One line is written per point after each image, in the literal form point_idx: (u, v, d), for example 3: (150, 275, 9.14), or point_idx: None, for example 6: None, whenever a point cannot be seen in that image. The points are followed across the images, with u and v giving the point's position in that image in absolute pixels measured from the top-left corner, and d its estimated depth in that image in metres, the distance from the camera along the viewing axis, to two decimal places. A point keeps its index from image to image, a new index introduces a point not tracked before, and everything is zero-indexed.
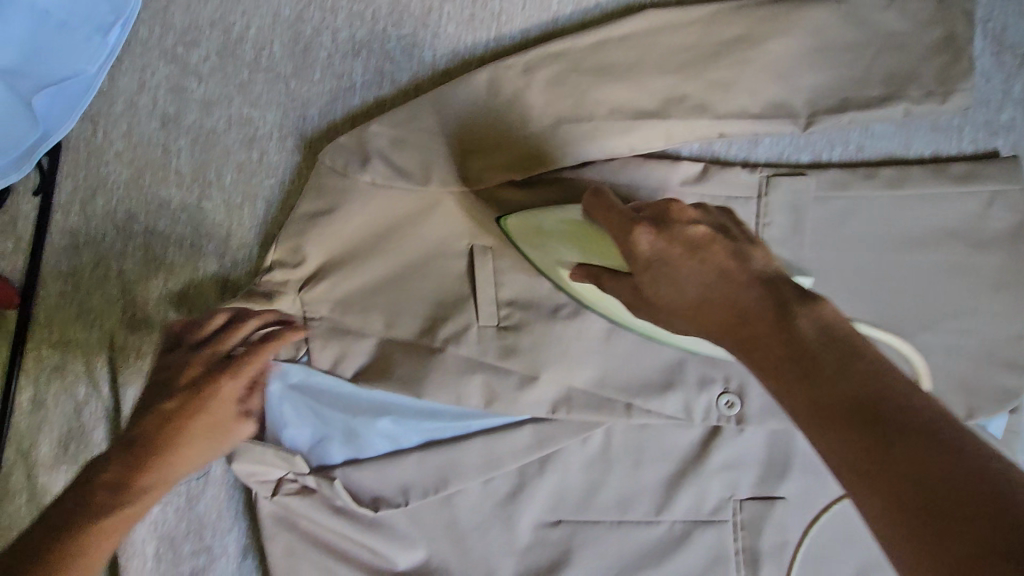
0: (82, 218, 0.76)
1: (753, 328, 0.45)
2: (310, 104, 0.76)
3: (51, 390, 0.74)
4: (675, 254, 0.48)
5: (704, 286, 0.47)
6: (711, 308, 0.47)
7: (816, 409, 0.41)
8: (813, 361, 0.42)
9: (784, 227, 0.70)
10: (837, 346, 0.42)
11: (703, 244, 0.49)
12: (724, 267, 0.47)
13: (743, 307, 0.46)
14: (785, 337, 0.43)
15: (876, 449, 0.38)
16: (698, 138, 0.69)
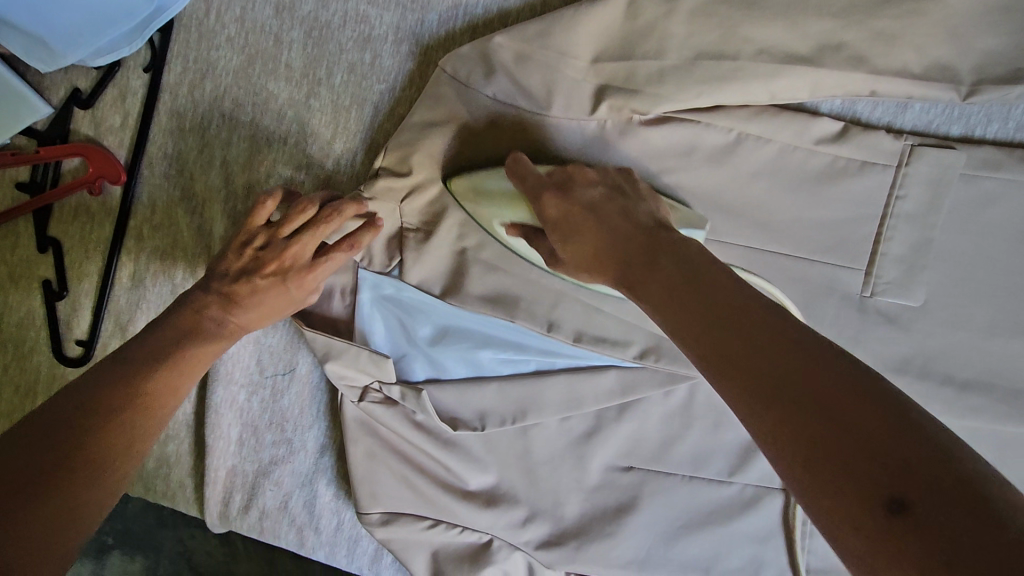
0: (190, 103, 0.75)
1: (687, 301, 0.43)
2: (431, 7, 0.71)
3: (152, 270, 0.77)
4: (576, 210, 0.54)
5: (671, 265, 0.46)
6: (666, 272, 0.46)
7: (738, 383, 0.38)
8: (732, 331, 0.40)
9: (920, 202, 0.66)
10: (732, 303, 0.42)
11: (598, 203, 0.54)
12: (617, 222, 0.52)
13: (683, 265, 0.46)
14: (689, 282, 0.45)
15: (788, 410, 0.35)
16: (847, 92, 0.64)
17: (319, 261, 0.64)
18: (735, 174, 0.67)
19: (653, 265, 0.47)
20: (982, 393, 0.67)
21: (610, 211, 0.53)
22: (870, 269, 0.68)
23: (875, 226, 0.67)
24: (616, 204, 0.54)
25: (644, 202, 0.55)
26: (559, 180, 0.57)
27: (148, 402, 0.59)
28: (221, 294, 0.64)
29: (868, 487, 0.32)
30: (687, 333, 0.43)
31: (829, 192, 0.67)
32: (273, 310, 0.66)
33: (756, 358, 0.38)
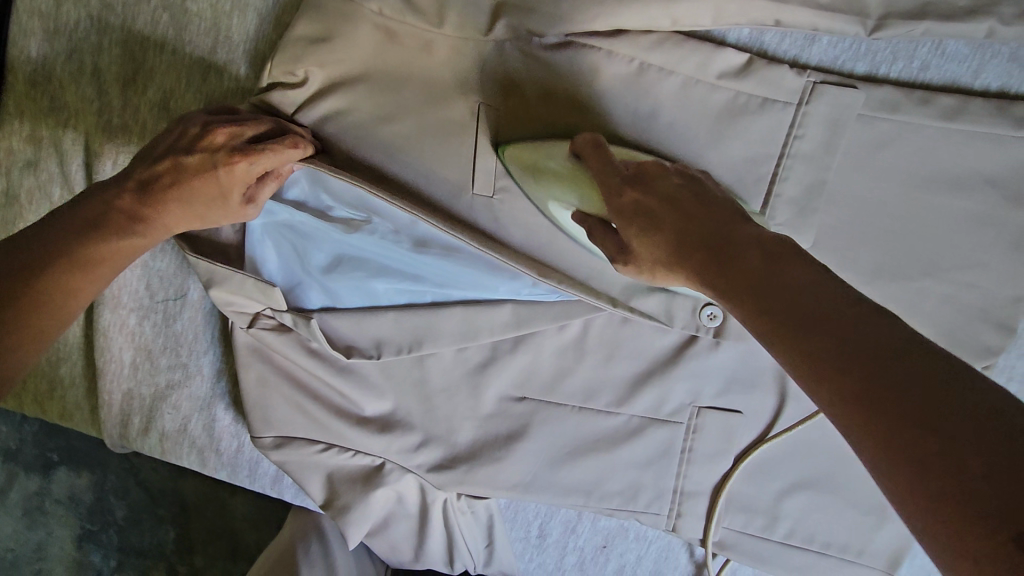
0: (52, 0, 0.68)
1: (744, 275, 0.41)
2: None
3: (26, 187, 0.72)
4: (680, 214, 0.46)
5: (739, 237, 0.43)
6: (741, 260, 0.41)
7: (791, 345, 0.37)
8: (800, 300, 0.37)
9: (817, 142, 0.65)
10: (798, 291, 0.38)
11: (676, 194, 0.48)
12: (722, 209, 0.46)
13: (734, 238, 0.43)
14: (756, 268, 0.40)
15: (893, 431, 0.32)
16: (755, 20, 0.61)
17: (255, 148, 0.57)
18: (635, 106, 0.65)
19: (710, 238, 0.44)
20: None
21: (693, 204, 0.47)
22: (764, 210, 0.67)
23: (772, 165, 0.66)
24: (614, 167, 0.52)
25: (724, 192, 0.49)
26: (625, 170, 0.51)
27: (42, 310, 0.59)
28: (141, 182, 0.59)
29: (930, 452, 0.30)
30: (745, 303, 0.40)
31: (727, 130, 0.65)
32: (199, 208, 0.60)
33: (813, 329, 0.36)
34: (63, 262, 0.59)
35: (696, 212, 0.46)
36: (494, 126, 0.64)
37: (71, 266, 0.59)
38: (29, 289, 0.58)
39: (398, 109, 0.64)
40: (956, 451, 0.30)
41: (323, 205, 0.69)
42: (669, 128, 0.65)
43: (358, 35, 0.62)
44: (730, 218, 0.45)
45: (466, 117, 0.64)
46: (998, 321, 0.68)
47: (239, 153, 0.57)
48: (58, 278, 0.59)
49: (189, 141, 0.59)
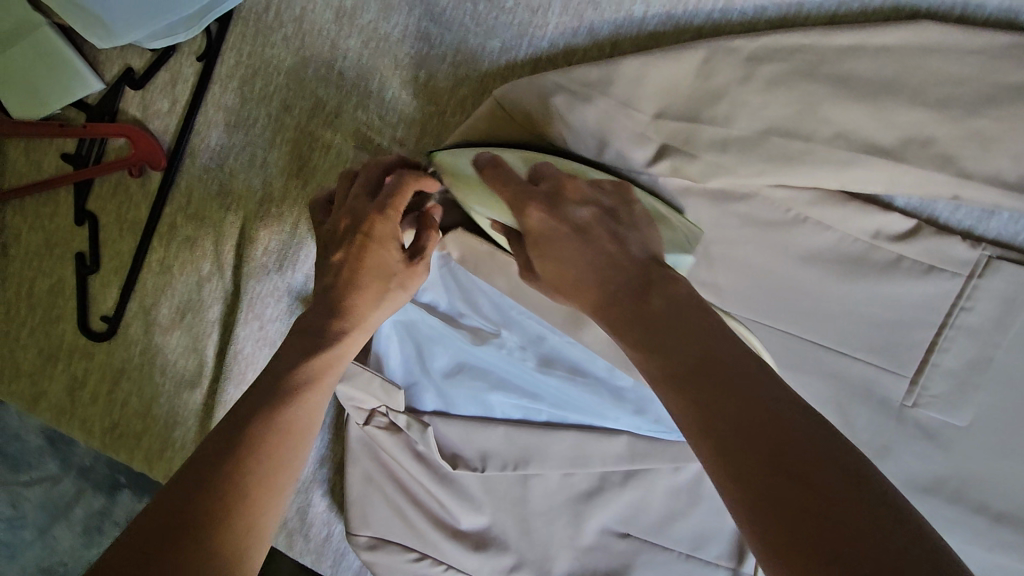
0: (238, 97, 0.74)
1: (667, 321, 0.42)
2: (494, 33, 0.68)
3: (180, 258, 0.77)
4: (623, 296, 0.46)
5: (661, 318, 0.43)
6: (647, 305, 0.44)
7: (696, 422, 0.37)
8: (728, 402, 0.36)
9: (985, 317, 0.61)
10: (710, 342, 0.40)
11: (586, 222, 0.51)
12: (603, 248, 0.49)
13: (664, 284, 0.45)
14: (652, 318, 0.43)
15: (772, 506, 0.32)
16: (935, 189, 0.58)
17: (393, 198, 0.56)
18: (787, 255, 0.63)
19: (591, 256, 0.49)
20: (1017, 530, 0.62)
21: (598, 232, 0.50)
22: (916, 378, 0.63)
23: (931, 334, 0.62)
24: (606, 228, 0.51)
25: (634, 229, 0.52)
26: (573, 222, 0.51)
27: (274, 461, 0.49)
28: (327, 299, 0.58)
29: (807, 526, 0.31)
30: (659, 358, 0.41)
31: (884, 292, 0.62)
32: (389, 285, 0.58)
33: (723, 420, 0.36)
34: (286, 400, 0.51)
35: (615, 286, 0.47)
36: None
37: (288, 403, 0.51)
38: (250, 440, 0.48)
39: None
40: (844, 502, 0.31)
41: (456, 307, 0.70)
42: (818, 281, 0.63)
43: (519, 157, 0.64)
44: (612, 258, 0.48)
45: None
46: None
47: (382, 210, 0.56)
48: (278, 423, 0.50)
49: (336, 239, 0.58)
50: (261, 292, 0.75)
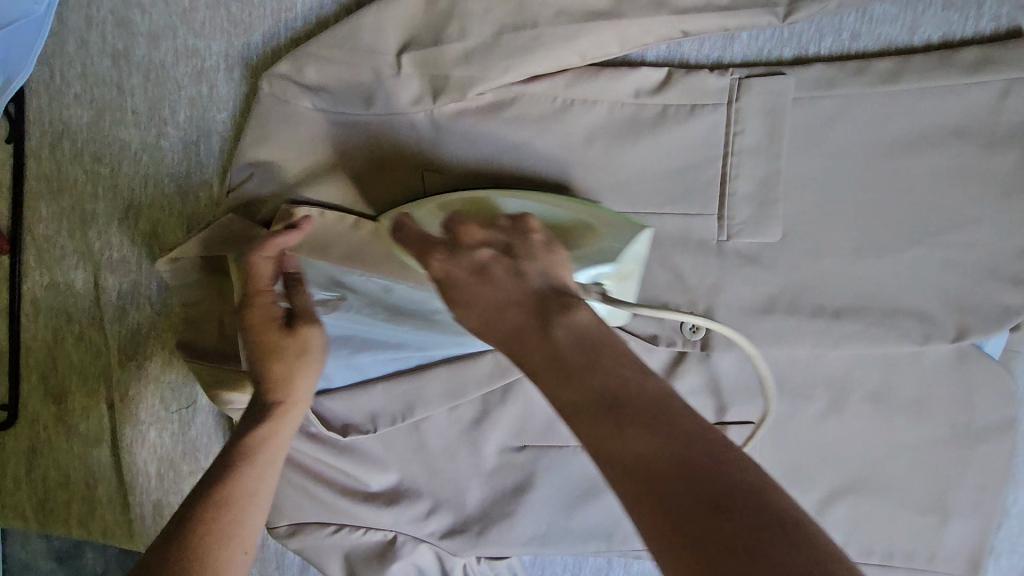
0: (54, 164, 0.78)
1: (541, 350, 0.42)
2: (254, 28, 0.72)
3: (50, 328, 0.80)
4: (456, 273, 0.49)
5: (558, 351, 0.41)
6: (559, 344, 0.42)
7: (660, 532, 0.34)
8: (513, 338, 0.44)
9: (759, 134, 0.64)
10: (642, 404, 0.37)
11: (485, 262, 0.48)
12: (501, 289, 0.46)
13: (548, 335, 0.42)
14: (547, 347, 0.42)
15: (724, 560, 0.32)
16: (660, 33, 0.62)
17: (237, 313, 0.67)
18: (568, 140, 0.67)
19: (534, 346, 0.43)
20: (858, 318, 0.64)
21: (497, 270, 0.48)
22: (722, 211, 0.66)
23: (719, 165, 0.65)
24: (504, 267, 0.48)
25: (526, 248, 0.49)
26: (468, 265, 0.49)
27: (216, 507, 0.56)
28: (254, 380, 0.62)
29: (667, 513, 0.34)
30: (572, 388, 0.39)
31: (662, 142, 0.66)
32: (291, 355, 0.62)
33: (534, 361, 0.42)
34: (239, 462, 0.59)
35: (506, 223, 0.52)
36: (441, 189, 0.70)
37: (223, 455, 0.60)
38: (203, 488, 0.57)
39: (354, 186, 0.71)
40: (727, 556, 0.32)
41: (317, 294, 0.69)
42: (604, 153, 0.67)
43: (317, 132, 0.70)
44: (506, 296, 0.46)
45: (413, 182, 0.71)
46: (1011, 277, 0.62)
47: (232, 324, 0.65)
48: (231, 469, 0.58)
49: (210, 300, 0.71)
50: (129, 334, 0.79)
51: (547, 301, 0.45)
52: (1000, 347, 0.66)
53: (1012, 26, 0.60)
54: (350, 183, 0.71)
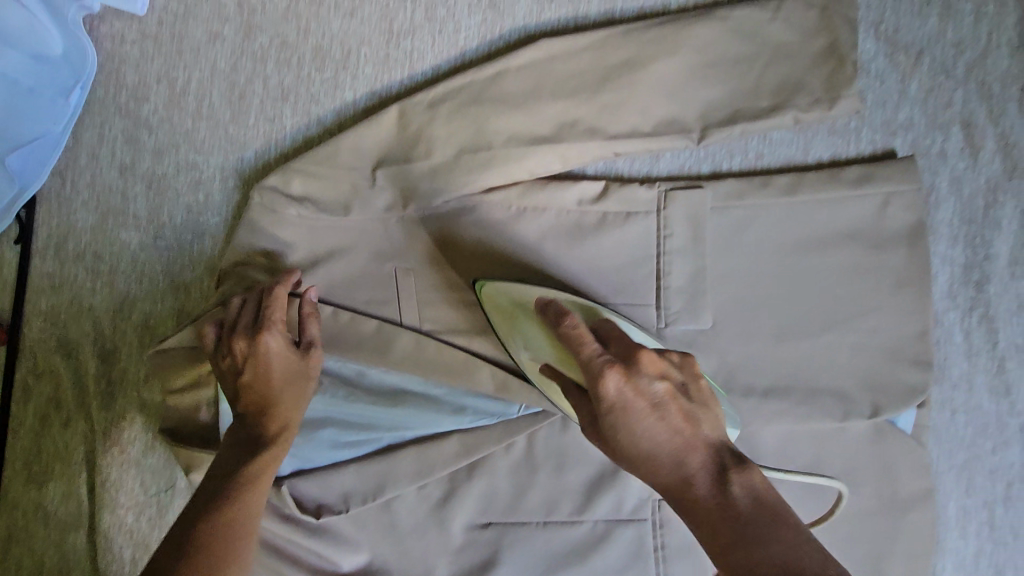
0: (56, 262, 0.85)
1: (698, 502, 0.49)
2: (247, 145, 0.83)
3: (37, 415, 0.84)
4: (636, 404, 0.51)
5: (738, 510, 0.47)
6: (699, 499, 0.49)
7: None
8: (680, 480, 0.50)
9: (684, 237, 0.74)
10: (757, 520, 0.47)
11: (661, 398, 0.52)
12: (676, 430, 0.51)
13: (683, 468, 0.50)
14: (717, 500, 0.48)
15: None
16: (597, 154, 0.73)
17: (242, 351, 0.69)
18: (522, 242, 0.77)
19: (698, 488, 0.49)
20: (785, 397, 0.72)
21: (672, 414, 0.51)
22: (659, 302, 0.75)
23: (653, 264, 0.75)
24: (681, 405, 0.52)
25: (704, 412, 0.53)
26: (648, 397, 0.51)
27: (214, 543, 0.59)
28: (252, 410, 0.68)
29: None
30: (752, 552, 0.45)
31: (603, 243, 0.76)
32: (298, 381, 0.69)
33: (700, 505, 0.49)
34: (235, 491, 0.62)
35: (620, 346, 0.57)
36: (410, 283, 0.79)
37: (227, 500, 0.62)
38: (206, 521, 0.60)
39: (332, 283, 0.79)
40: None
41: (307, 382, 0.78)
42: (553, 252, 0.76)
43: (300, 237, 0.79)
44: (692, 442, 0.51)
45: (386, 277, 0.79)
46: (915, 358, 0.70)
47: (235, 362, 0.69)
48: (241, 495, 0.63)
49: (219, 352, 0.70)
50: (115, 419, 0.84)
51: (727, 465, 0.50)
52: (912, 421, 0.72)
53: (887, 147, 0.72)
54: (330, 280, 0.79)
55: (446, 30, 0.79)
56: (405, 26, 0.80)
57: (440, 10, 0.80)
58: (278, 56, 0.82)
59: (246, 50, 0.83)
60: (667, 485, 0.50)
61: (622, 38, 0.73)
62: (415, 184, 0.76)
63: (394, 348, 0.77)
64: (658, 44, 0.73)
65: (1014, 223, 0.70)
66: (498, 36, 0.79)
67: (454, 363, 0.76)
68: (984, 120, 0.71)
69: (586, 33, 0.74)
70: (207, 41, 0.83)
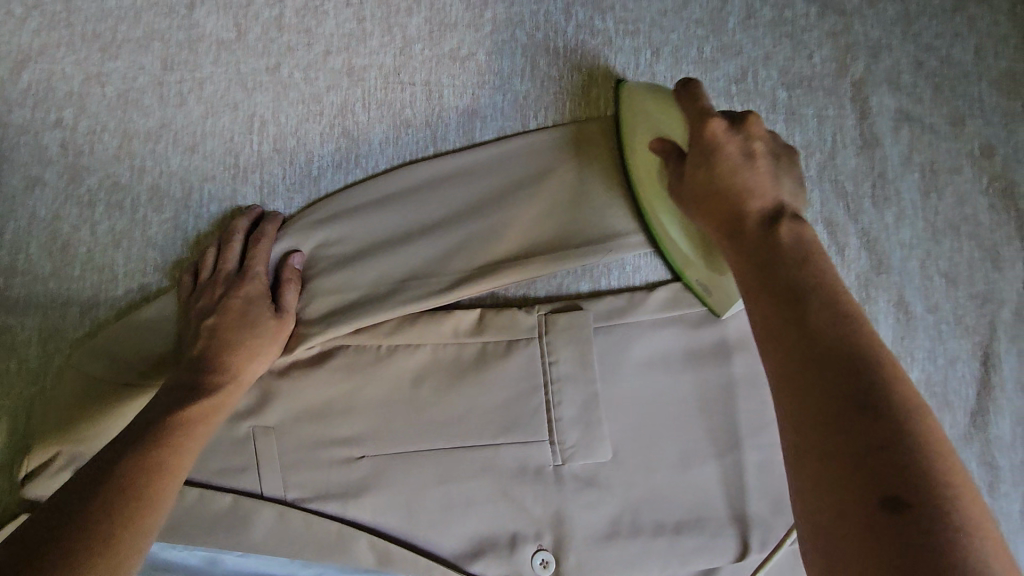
0: None
1: (808, 307, 0.43)
2: (73, 301, 0.73)
3: None
4: (732, 152, 0.51)
5: (825, 313, 0.42)
6: (824, 279, 0.44)
7: (832, 460, 0.38)
8: (807, 298, 0.44)
9: (571, 362, 0.69)
10: (842, 327, 0.42)
11: (756, 211, 0.49)
12: (800, 233, 0.48)
13: (821, 275, 0.45)
14: (814, 279, 0.44)
15: (852, 421, 0.38)
16: (472, 289, 0.68)
17: (228, 311, 0.66)
18: (398, 383, 0.69)
19: (801, 272, 0.45)
20: (695, 533, 0.67)
21: (784, 228, 0.48)
22: (553, 436, 0.68)
23: (542, 395, 0.69)
24: (756, 216, 0.49)
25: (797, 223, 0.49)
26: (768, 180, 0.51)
27: (130, 521, 0.50)
28: (194, 382, 0.62)
29: (854, 454, 0.38)
30: (811, 364, 0.41)
31: (487, 379, 0.69)
32: (263, 330, 0.66)
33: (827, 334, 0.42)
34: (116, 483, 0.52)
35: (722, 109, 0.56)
36: (271, 444, 0.68)
37: (119, 493, 0.51)
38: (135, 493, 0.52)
39: None
40: (921, 495, 0.35)
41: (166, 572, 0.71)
42: (433, 394, 0.69)
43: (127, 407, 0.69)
44: (774, 241, 0.47)
45: (243, 441, 0.69)
46: None
47: (216, 312, 0.66)
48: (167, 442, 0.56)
49: (210, 308, 0.67)
50: None
51: (782, 216, 0.49)
52: None
53: None
54: None
55: (298, 162, 0.75)
56: (252, 160, 0.75)
57: (289, 141, 0.75)
58: (108, 199, 0.74)
59: (71, 195, 0.74)
60: (774, 296, 0.45)
61: (485, 167, 0.72)
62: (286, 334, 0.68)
63: (256, 530, 0.68)
64: (522, 169, 0.72)
65: (891, 317, 0.69)
66: (356, 166, 0.75)
67: (327, 537, 0.68)
68: (844, 219, 0.71)
69: (450, 159, 0.73)
70: (24, 187, 0.74)
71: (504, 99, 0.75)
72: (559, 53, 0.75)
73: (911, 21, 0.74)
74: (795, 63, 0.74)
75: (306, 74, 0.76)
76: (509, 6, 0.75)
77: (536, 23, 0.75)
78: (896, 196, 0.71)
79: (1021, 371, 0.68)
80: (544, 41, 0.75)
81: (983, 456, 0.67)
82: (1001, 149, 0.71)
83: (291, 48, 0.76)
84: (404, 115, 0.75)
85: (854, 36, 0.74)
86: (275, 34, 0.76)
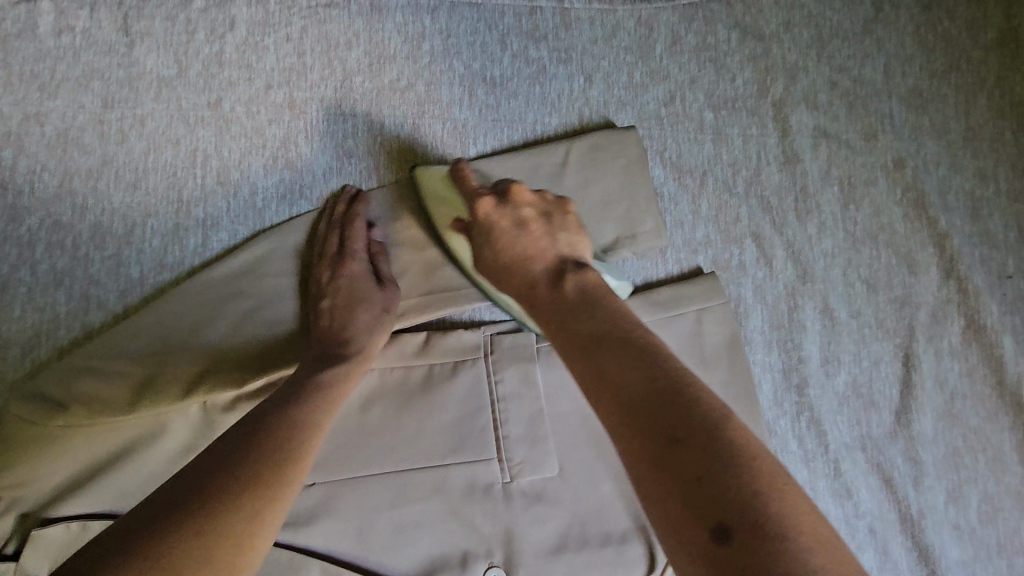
0: None
1: (589, 346, 0.49)
2: (12, 342, 0.72)
3: None
4: (501, 222, 0.61)
5: (604, 345, 0.48)
6: (580, 330, 0.50)
7: (637, 451, 0.41)
8: (609, 334, 0.49)
9: (515, 380, 0.71)
10: (650, 348, 0.46)
11: (554, 269, 0.58)
12: (570, 287, 0.55)
13: (596, 324, 0.50)
14: (592, 327, 0.50)
15: (644, 418, 0.42)
16: (440, 312, 0.72)
17: (361, 290, 0.68)
18: (347, 408, 0.70)
19: (577, 319, 0.52)
20: (642, 542, 0.69)
21: (569, 286, 0.55)
22: (501, 454, 0.70)
23: (489, 413, 0.70)
24: (571, 269, 0.57)
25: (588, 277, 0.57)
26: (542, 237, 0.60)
27: (265, 478, 0.50)
28: (331, 354, 0.64)
29: (669, 440, 0.40)
30: (632, 366, 0.45)
31: (434, 400, 0.70)
32: (371, 311, 0.68)
33: (620, 377, 0.44)
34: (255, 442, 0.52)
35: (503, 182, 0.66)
36: None
37: (239, 452, 0.51)
38: (261, 459, 0.50)
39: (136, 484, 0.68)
40: (710, 482, 0.37)
41: None
42: (382, 417, 0.70)
43: (71, 446, 0.66)
44: (563, 296, 0.55)
45: None
46: None
47: (328, 293, 0.69)
48: (302, 406, 0.57)
49: (328, 287, 0.69)
50: None
51: (566, 269, 0.57)
52: None
53: (693, 266, 0.74)
54: (130, 484, 0.68)
55: (242, 195, 0.76)
56: (196, 194, 0.76)
57: (233, 175, 0.76)
58: (49, 238, 0.74)
59: (9, 234, 0.73)
60: (566, 338, 0.51)
61: (431, 195, 0.75)
62: (241, 364, 0.70)
63: None
64: None
65: (818, 324, 0.73)
66: (300, 197, 0.76)
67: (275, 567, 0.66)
68: (771, 232, 0.75)
69: (397, 187, 0.76)
70: None
71: (444, 127, 0.77)
72: (495, 82, 0.78)
73: (824, 43, 0.79)
74: (719, 86, 0.78)
75: (248, 108, 0.77)
76: (445, 38, 0.78)
77: (472, 54, 0.78)
78: (817, 209, 0.75)
79: (940, 370, 0.72)
80: (481, 71, 0.78)
81: (908, 453, 0.70)
82: (912, 161, 0.76)
83: (233, 83, 0.77)
84: (346, 145, 0.77)
85: (772, 59, 0.78)
86: (215, 70, 0.77)
